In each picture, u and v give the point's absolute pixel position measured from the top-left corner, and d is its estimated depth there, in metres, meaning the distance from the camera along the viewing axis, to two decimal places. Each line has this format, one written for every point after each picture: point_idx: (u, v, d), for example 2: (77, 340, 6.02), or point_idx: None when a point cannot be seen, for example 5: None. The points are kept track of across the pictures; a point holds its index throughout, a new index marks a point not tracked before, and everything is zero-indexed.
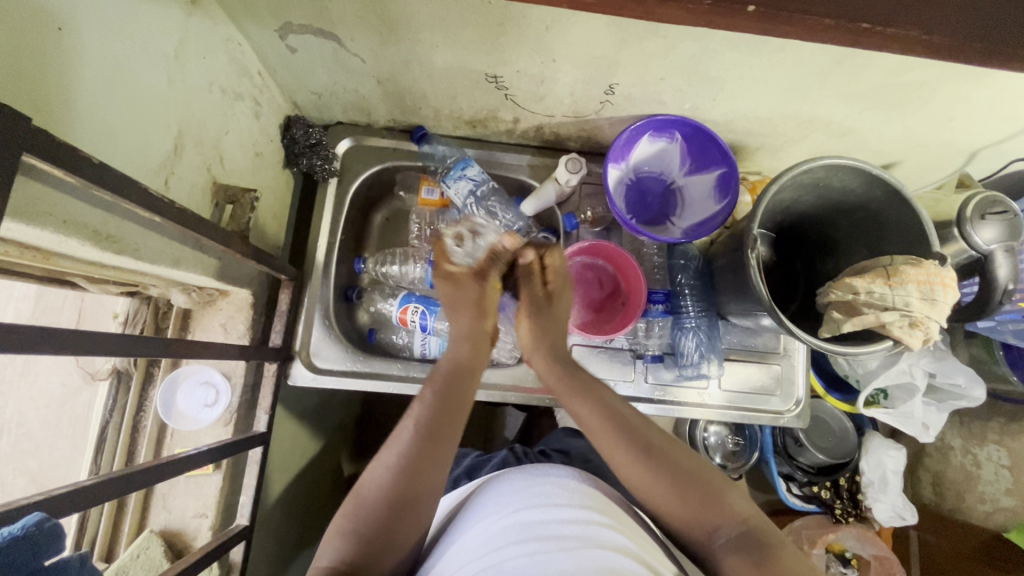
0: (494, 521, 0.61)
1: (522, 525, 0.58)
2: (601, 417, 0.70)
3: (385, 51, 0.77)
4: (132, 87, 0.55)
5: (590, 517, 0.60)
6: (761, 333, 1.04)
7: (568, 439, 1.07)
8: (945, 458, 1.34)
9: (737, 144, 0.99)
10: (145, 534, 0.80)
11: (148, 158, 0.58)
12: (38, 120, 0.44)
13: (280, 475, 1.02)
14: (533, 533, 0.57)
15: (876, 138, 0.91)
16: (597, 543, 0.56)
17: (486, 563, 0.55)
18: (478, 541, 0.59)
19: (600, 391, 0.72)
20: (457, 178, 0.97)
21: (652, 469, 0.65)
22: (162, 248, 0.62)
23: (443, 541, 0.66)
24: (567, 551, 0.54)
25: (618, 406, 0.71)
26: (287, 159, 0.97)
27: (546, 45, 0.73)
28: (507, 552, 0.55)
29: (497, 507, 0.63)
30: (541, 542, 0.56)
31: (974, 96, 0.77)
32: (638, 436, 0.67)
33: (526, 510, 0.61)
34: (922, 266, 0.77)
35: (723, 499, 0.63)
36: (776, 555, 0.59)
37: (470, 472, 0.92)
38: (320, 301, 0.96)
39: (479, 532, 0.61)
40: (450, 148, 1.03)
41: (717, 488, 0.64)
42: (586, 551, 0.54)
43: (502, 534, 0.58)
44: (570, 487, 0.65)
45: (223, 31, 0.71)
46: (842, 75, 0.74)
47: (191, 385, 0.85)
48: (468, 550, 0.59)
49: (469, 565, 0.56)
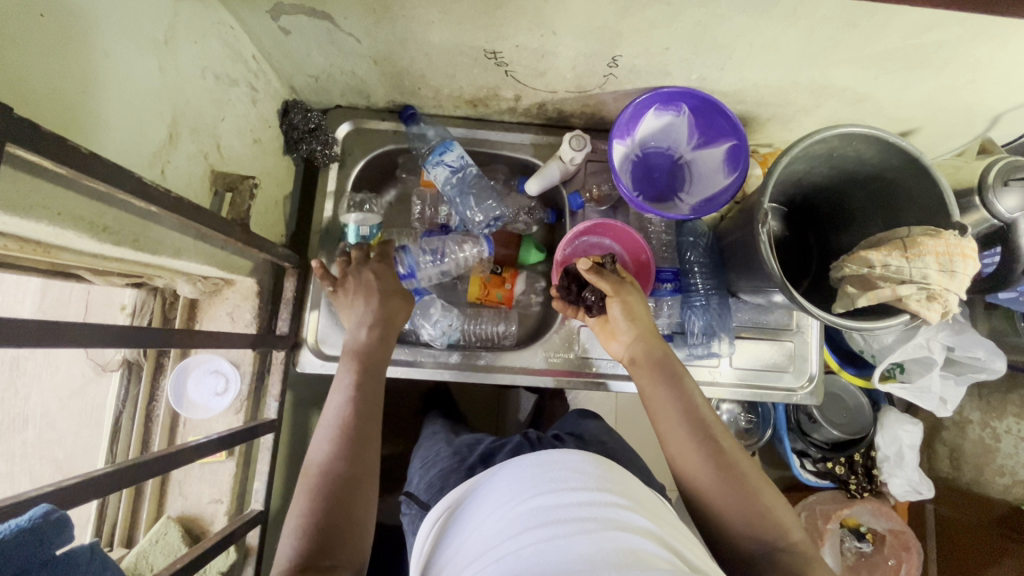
0: (510, 507, 0.60)
1: (539, 510, 0.58)
2: (670, 407, 0.73)
3: (381, 29, 0.75)
4: (122, 76, 0.54)
5: (607, 500, 0.60)
6: (773, 310, 1.02)
7: (580, 419, 1.07)
8: (963, 431, 1.32)
9: (747, 116, 0.96)
10: (163, 520, 0.81)
11: (142, 148, 0.57)
12: (23, 108, 0.43)
13: (297, 460, 1.04)
14: (551, 517, 0.57)
15: (893, 105, 0.87)
16: (616, 525, 0.56)
17: (505, 550, 0.54)
18: (495, 529, 0.59)
19: (683, 386, 0.74)
20: (435, 164, 0.94)
21: (705, 466, 0.69)
22: (162, 238, 0.62)
23: (459, 524, 0.67)
24: (586, 534, 0.54)
25: (697, 403, 0.73)
26: (286, 146, 0.95)
27: (545, 16, 0.70)
28: (526, 537, 0.55)
29: (513, 493, 0.62)
30: (559, 526, 0.55)
31: (1000, 56, 0.73)
32: (708, 438, 0.70)
33: (542, 494, 0.60)
34: (941, 237, 0.74)
35: (768, 506, 0.66)
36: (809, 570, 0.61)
37: (483, 459, 0.91)
38: (327, 287, 0.95)
39: (496, 518, 0.60)
40: (435, 129, 1.00)
41: (764, 498, 0.66)
42: (605, 533, 0.54)
43: (520, 519, 0.58)
44: (586, 471, 0.64)
45: (215, 15, 0.69)
46: (857, 37, 0.71)
47: (201, 373, 0.86)
48: (486, 536, 0.59)
49: (489, 551, 0.56)
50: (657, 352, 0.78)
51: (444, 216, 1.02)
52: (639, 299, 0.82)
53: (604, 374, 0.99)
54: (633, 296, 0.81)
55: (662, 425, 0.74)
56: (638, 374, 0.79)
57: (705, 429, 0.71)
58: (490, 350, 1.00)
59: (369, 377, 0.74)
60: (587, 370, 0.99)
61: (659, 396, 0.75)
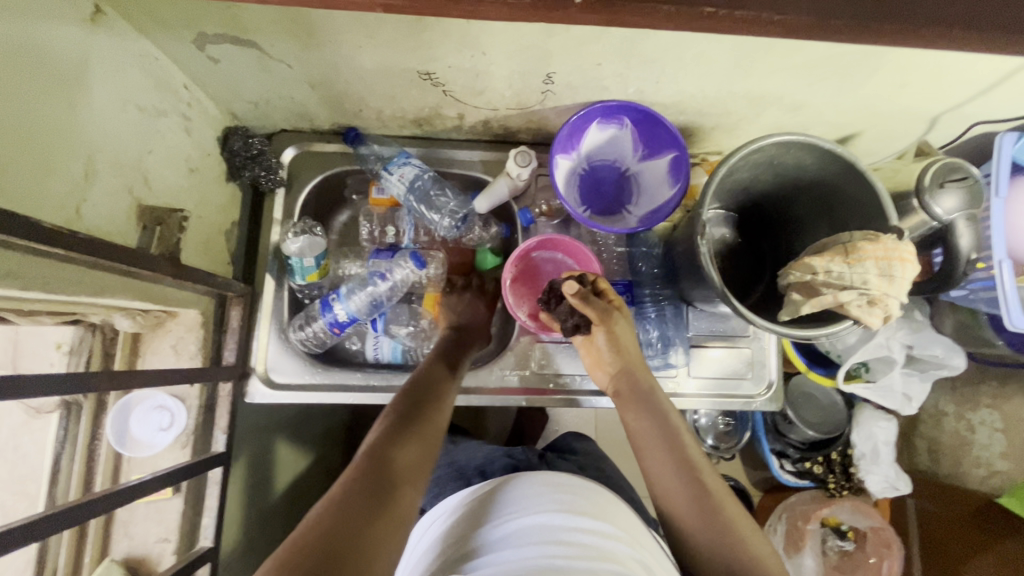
0: (513, 518, 0.60)
1: (543, 527, 0.58)
2: (651, 435, 0.73)
3: (310, 54, 0.74)
4: (23, 117, 0.52)
5: (610, 529, 0.60)
6: (729, 317, 1.02)
7: (574, 440, 1.06)
8: (939, 423, 1.33)
9: (691, 126, 0.96)
10: (106, 563, 0.79)
11: (51, 188, 0.56)
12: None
13: (257, 491, 1.01)
14: (555, 535, 0.57)
15: (831, 110, 0.87)
16: (614, 556, 0.56)
17: (506, 560, 0.54)
18: (495, 536, 0.59)
19: (667, 417, 0.74)
20: (400, 165, 0.95)
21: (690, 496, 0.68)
22: (77, 277, 0.60)
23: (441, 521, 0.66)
24: (587, 561, 0.54)
25: (677, 426, 0.74)
26: (229, 172, 0.94)
27: (472, 37, 0.70)
28: (529, 550, 0.55)
29: (518, 505, 0.62)
30: (562, 546, 0.55)
31: (923, 61, 0.73)
32: (690, 469, 0.69)
33: (548, 511, 0.60)
34: (879, 242, 0.75)
35: (741, 531, 0.65)
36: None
37: (481, 471, 0.91)
38: (275, 315, 0.94)
39: (496, 524, 0.61)
40: (385, 146, 1.00)
41: (739, 522, 0.66)
42: (604, 563, 0.54)
43: (523, 531, 0.58)
44: (593, 495, 0.65)
45: (135, 47, 0.68)
46: (783, 47, 0.71)
47: (145, 409, 0.83)
48: (483, 541, 0.59)
49: (488, 557, 0.56)
50: (635, 375, 0.79)
51: (394, 235, 1.02)
52: (626, 327, 0.81)
53: (562, 390, 0.98)
54: (621, 321, 0.80)
55: (646, 455, 0.73)
56: (619, 397, 0.79)
57: (688, 461, 0.70)
58: None
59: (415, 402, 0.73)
60: (546, 387, 0.98)
61: (638, 417, 0.75)
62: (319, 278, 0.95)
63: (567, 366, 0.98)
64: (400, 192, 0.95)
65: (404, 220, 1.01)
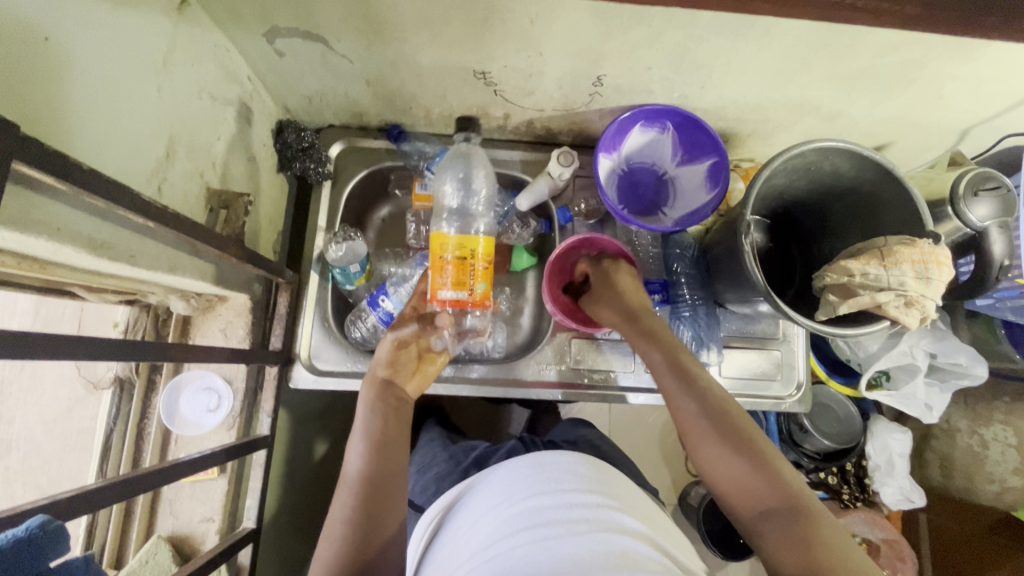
0: (506, 505, 0.65)
1: (533, 510, 0.62)
2: (665, 376, 0.75)
3: (373, 51, 0.77)
4: (121, 96, 0.55)
5: (599, 502, 0.64)
6: (759, 320, 1.04)
7: (573, 427, 1.07)
8: (953, 439, 1.32)
9: (728, 131, 0.99)
10: (154, 539, 0.80)
11: (140, 165, 0.59)
12: (18, 118, 0.44)
13: (288, 477, 1.03)
14: (544, 518, 0.60)
15: (866, 120, 0.91)
16: (605, 528, 0.59)
17: (498, 547, 0.58)
18: (489, 526, 0.63)
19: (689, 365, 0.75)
20: (442, 165, 0.97)
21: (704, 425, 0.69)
22: (157, 254, 0.63)
23: (451, 524, 0.71)
24: (576, 536, 0.57)
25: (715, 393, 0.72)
26: (280, 164, 0.97)
27: (532, 38, 0.73)
28: (520, 536, 0.58)
29: (507, 493, 0.67)
30: (551, 528, 0.58)
31: (963, 73, 0.76)
32: (709, 402, 0.70)
33: (536, 497, 0.64)
34: (915, 246, 0.77)
35: (777, 470, 0.64)
36: (817, 534, 0.58)
37: (478, 462, 0.94)
38: (319, 305, 0.96)
39: (505, 508, 0.64)
40: (429, 144, 1.03)
41: (777, 465, 0.64)
42: (596, 535, 0.57)
43: (513, 518, 0.61)
44: (577, 474, 0.69)
45: (212, 38, 0.71)
46: (829, 56, 0.74)
47: (193, 390, 0.85)
48: (480, 534, 0.63)
49: (485, 548, 0.59)
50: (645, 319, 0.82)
51: None
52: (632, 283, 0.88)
53: (595, 386, 1.00)
54: (624, 273, 0.89)
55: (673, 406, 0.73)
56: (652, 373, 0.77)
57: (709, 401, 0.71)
58: (482, 363, 1.00)
59: (390, 398, 0.80)
60: (580, 382, 1.00)
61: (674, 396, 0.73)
62: (364, 281, 0.98)
63: (600, 362, 1.00)
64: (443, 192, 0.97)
65: None
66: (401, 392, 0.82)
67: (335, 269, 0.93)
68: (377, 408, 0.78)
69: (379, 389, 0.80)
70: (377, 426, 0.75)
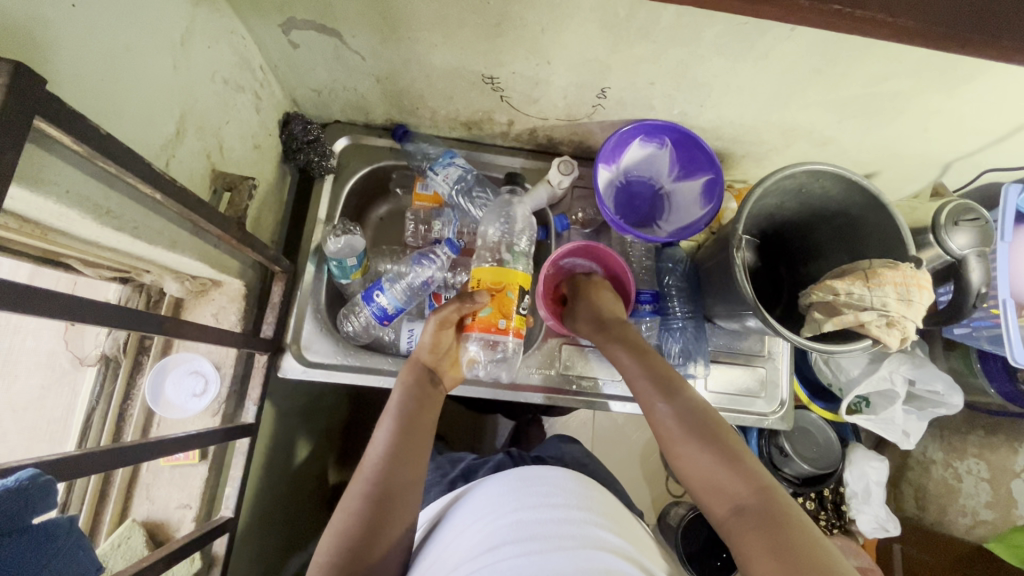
0: (490, 519, 0.65)
1: (519, 524, 0.62)
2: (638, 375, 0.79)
3: (386, 48, 0.79)
4: (136, 67, 0.56)
5: (585, 518, 0.65)
6: (746, 336, 1.07)
7: (559, 443, 1.07)
8: (927, 470, 1.34)
9: (724, 152, 1.03)
10: (128, 523, 0.79)
11: (149, 138, 0.60)
12: (42, 73, 0.45)
13: (268, 472, 1.01)
14: (529, 532, 0.61)
15: (856, 147, 0.95)
16: (593, 545, 0.60)
17: (482, 562, 0.58)
18: (473, 541, 0.63)
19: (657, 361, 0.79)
20: (445, 166, 0.98)
21: (676, 413, 0.72)
22: (160, 229, 0.63)
23: (435, 538, 0.71)
24: (562, 551, 0.57)
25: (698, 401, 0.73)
26: (284, 154, 0.98)
27: (542, 46, 0.75)
28: (503, 552, 0.58)
29: (492, 507, 0.67)
30: (536, 543, 0.59)
31: (948, 107, 0.80)
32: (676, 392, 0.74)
33: (521, 511, 0.64)
34: (898, 269, 0.80)
35: (752, 472, 0.65)
36: (786, 531, 0.58)
37: (464, 475, 0.93)
38: (312, 297, 0.96)
39: (491, 519, 0.65)
40: (433, 145, 1.04)
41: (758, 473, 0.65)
42: (581, 552, 0.58)
43: (498, 532, 0.61)
44: (567, 489, 0.69)
45: (228, 24, 0.73)
46: (822, 84, 0.78)
47: (180, 373, 0.85)
48: (463, 548, 0.63)
49: (468, 561, 0.60)
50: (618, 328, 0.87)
51: (437, 231, 1.04)
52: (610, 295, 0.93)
53: (583, 392, 1.01)
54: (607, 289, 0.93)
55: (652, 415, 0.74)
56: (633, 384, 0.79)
57: (691, 407, 0.72)
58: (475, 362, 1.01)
59: (421, 396, 0.80)
60: (568, 388, 1.00)
61: (654, 403, 0.74)
62: (360, 276, 0.98)
63: (590, 370, 1.01)
64: (445, 191, 0.99)
65: (446, 218, 1.03)
66: (433, 387, 0.83)
67: (328, 260, 0.93)
68: (403, 414, 0.76)
69: (415, 384, 0.81)
70: (397, 439, 0.74)
